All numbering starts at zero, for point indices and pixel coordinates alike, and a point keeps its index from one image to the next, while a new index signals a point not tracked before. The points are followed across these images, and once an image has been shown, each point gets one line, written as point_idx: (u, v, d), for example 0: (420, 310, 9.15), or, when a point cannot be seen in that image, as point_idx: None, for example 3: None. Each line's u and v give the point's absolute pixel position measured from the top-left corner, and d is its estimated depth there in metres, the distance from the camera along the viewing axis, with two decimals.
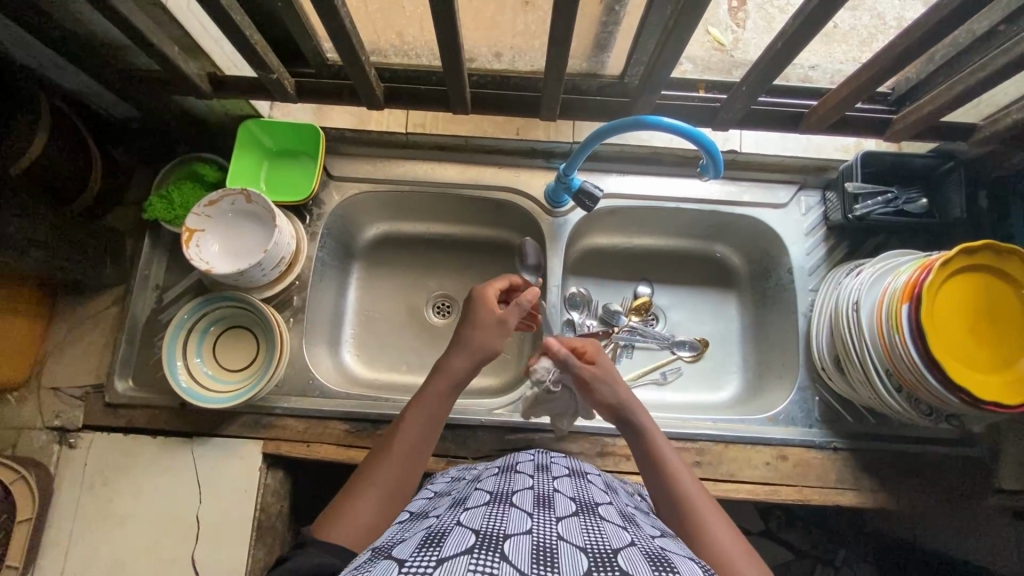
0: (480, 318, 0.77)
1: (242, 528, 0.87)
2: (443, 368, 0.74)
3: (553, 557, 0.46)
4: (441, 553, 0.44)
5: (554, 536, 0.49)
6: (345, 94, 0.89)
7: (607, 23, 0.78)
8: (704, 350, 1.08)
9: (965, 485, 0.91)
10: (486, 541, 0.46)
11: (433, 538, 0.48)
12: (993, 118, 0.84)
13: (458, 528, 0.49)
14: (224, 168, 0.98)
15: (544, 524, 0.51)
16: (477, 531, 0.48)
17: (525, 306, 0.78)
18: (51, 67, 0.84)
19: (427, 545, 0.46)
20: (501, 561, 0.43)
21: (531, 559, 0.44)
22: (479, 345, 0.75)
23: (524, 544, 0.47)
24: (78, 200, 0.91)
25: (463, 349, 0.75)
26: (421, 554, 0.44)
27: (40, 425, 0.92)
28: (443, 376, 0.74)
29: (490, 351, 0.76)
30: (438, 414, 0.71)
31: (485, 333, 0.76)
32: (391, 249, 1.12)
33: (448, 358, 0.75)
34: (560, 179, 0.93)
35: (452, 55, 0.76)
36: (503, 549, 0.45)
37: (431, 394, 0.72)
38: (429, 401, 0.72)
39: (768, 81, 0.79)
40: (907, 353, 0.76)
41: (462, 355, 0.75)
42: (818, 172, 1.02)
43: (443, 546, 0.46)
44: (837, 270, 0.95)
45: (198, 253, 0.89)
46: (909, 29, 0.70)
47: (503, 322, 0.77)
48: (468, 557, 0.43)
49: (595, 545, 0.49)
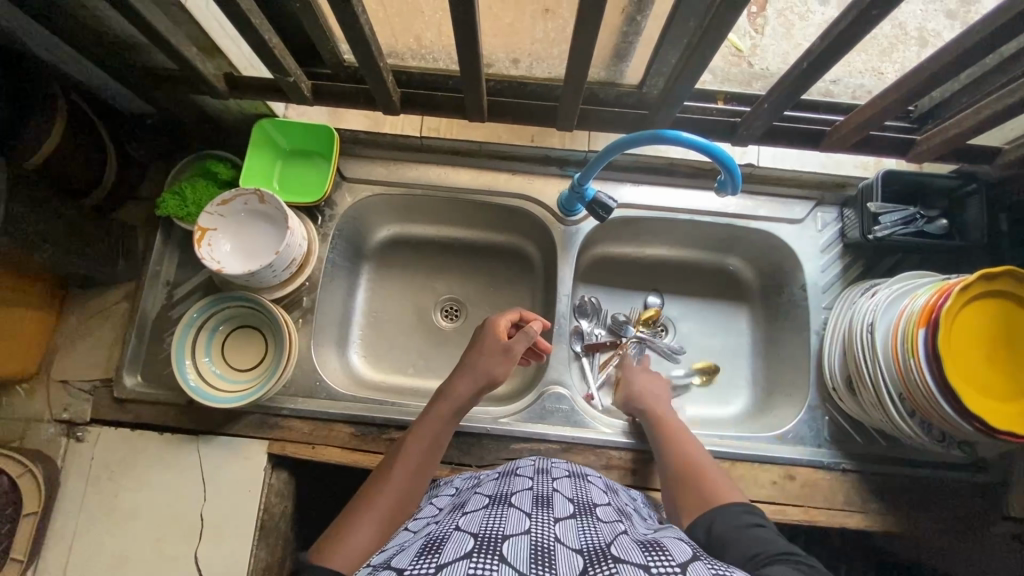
0: (485, 345, 0.81)
1: (245, 528, 0.87)
2: (443, 398, 0.77)
3: (549, 557, 0.45)
4: (441, 559, 0.44)
5: (551, 537, 0.49)
6: (361, 99, 0.88)
7: (627, 33, 0.76)
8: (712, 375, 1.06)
9: (974, 511, 0.90)
10: (484, 544, 0.46)
11: (432, 545, 0.47)
12: (1018, 142, 0.82)
13: (456, 534, 0.49)
14: (238, 167, 0.97)
15: (541, 524, 0.51)
16: (475, 535, 0.48)
17: (532, 335, 0.81)
18: (68, 61, 0.84)
19: (426, 552, 0.46)
20: (500, 562, 0.43)
21: (529, 560, 0.44)
22: (484, 371, 0.79)
23: (522, 545, 0.46)
24: (92, 194, 0.92)
25: (467, 375, 0.78)
26: (420, 562, 0.44)
27: (48, 418, 0.92)
28: (445, 402, 0.77)
29: (492, 377, 0.79)
30: (439, 439, 0.73)
31: (489, 359, 0.80)
32: (402, 251, 1.11)
33: (450, 386, 0.78)
34: (574, 188, 0.93)
35: (470, 63, 0.75)
36: (502, 550, 0.45)
37: (433, 418, 0.75)
38: (427, 427, 0.74)
39: (791, 99, 0.78)
40: (922, 379, 0.74)
41: (464, 382, 0.78)
42: (835, 188, 1.01)
43: (442, 552, 0.45)
44: (852, 289, 0.94)
45: (210, 252, 0.89)
46: (939, 51, 0.69)
47: (508, 350, 0.80)
48: (467, 561, 0.43)
49: (590, 545, 0.48)
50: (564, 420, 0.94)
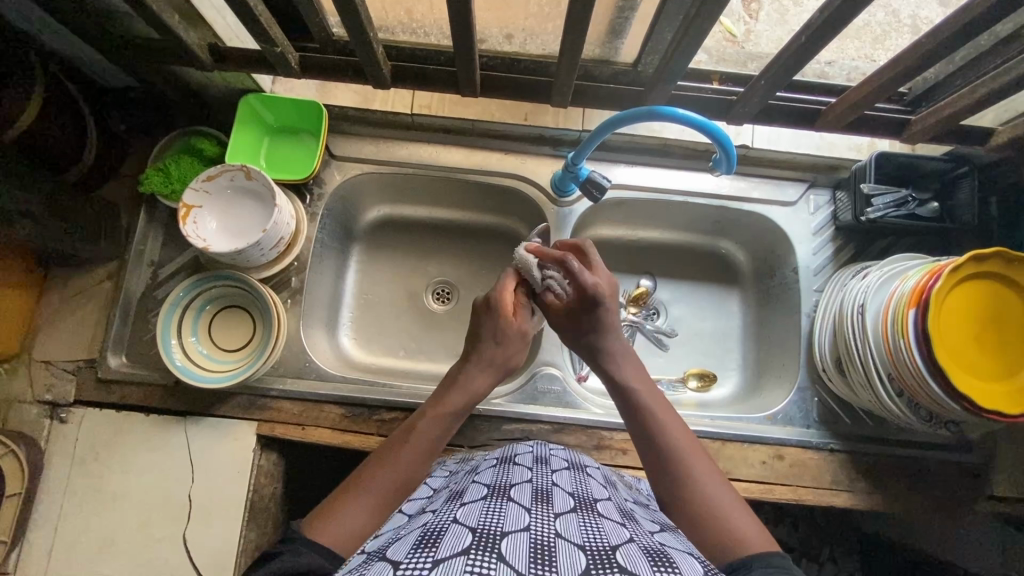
0: (500, 331, 0.77)
1: (233, 509, 0.87)
2: (460, 385, 0.74)
3: (550, 557, 0.45)
4: (438, 554, 0.44)
5: (552, 533, 0.48)
6: (350, 72, 0.86)
7: (623, 9, 0.74)
8: (712, 380, 1.05)
9: (959, 490, 0.92)
10: (482, 540, 0.45)
11: (430, 537, 0.47)
12: (1011, 124, 0.83)
13: (454, 527, 0.48)
14: (223, 143, 0.95)
15: (542, 520, 0.50)
16: (474, 529, 0.48)
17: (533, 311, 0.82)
18: (46, 30, 0.81)
19: (423, 545, 0.46)
20: (498, 560, 0.43)
21: (528, 559, 0.43)
22: (502, 361, 0.77)
23: (522, 543, 0.46)
24: (72, 170, 0.89)
25: (484, 367, 0.76)
26: (417, 555, 0.44)
27: (30, 399, 0.90)
28: (463, 390, 0.74)
29: (508, 366, 0.79)
30: (449, 427, 0.70)
31: (507, 349, 0.77)
32: (392, 232, 1.10)
33: (466, 372, 0.75)
34: (568, 168, 0.92)
35: (461, 35, 0.73)
36: (501, 548, 0.45)
37: (447, 407, 0.71)
38: (440, 413, 0.71)
39: (787, 78, 0.77)
40: (912, 359, 0.75)
41: (480, 373, 0.75)
42: (830, 171, 1.01)
43: (440, 546, 0.45)
44: (844, 271, 0.95)
45: (196, 230, 0.87)
46: (936, 28, 0.68)
47: (525, 333, 0.79)
48: (465, 558, 0.43)
49: (592, 543, 0.48)
50: (557, 401, 0.94)
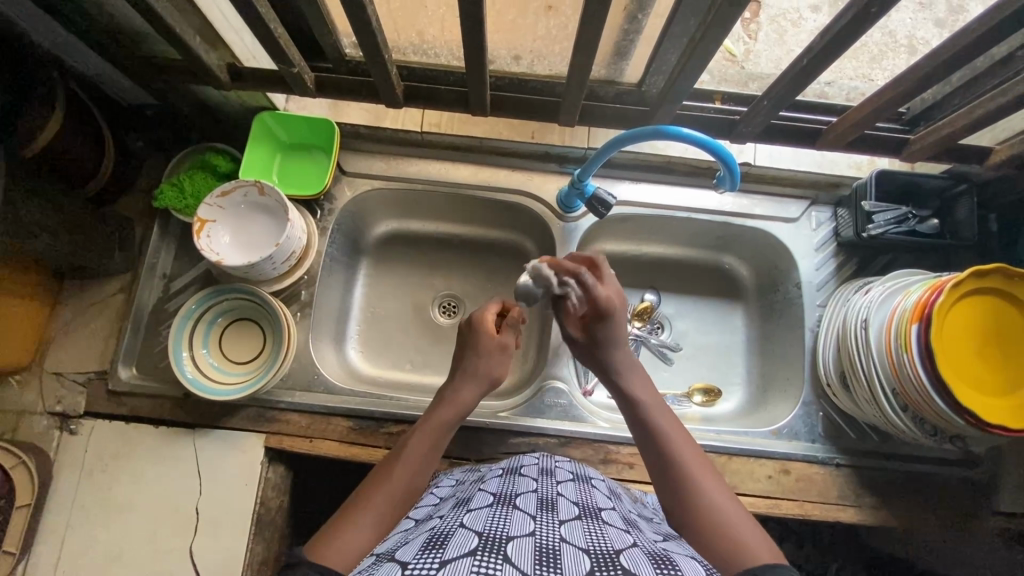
0: (480, 345, 0.78)
1: (241, 521, 0.87)
2: (446, 398, 0.75)
3: (554, 558, 0.45)
4: (444, 555, 0.44)
5: (556, 538, 0.49)
6: (364, 91, 0.89)
7: (628, 32, 0.77)
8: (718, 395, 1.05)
9: (965, 506, 0.92)
10: (488, 543, 0.46)
11: (437, 540, 0.48)
12: (1007, 143, 0.85)
13: (461, 530, 0.49)
14: (238, 159, 0.97)
15: (547, 526, 0.51)
16: (480, 533, 0.48)
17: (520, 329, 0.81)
18: (69, 51, 0.83)
19: (430, 547, 0.46)
20: (504, 562, 0.43)
21: (533, 560, 0.44)
22: (486, 372, 0.78)
23: (527, 546, 0.46)
24: (88, 184, 0.91)
25: (471, 378, 0.77)
26: (424, 556, 0.44)
27: (41, 410, 0.91)
28: (450, 404, 0.74)
29: (493, 376, 0.78)
30: (442, 439, 0.70)
31: (490, 361, 0.78)
32: (400, 246, 1.12)
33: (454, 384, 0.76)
34: (574, 184, 0.93)
35: (473, 56, 0.75)
36: (506, 550, 0.45)
37: (438, 420, 0.72)
38: (434, 426, 0.71)
39: (789, 98, 0.79)
40: (916, 375, 0.76)
41: (468, 388, 0.76)
42: (830, 189, 1.03)
43: (447, 548, 0.46)
44: (846, 287, 0.96)
45: (209, 244, 0.89)
46: (932, 51, 0.70)
47: (503, 347, 0.79)
48: (471, 559, 0.43)
49: (597, 547, 0.48)
50: (562, 414, 0.94)
